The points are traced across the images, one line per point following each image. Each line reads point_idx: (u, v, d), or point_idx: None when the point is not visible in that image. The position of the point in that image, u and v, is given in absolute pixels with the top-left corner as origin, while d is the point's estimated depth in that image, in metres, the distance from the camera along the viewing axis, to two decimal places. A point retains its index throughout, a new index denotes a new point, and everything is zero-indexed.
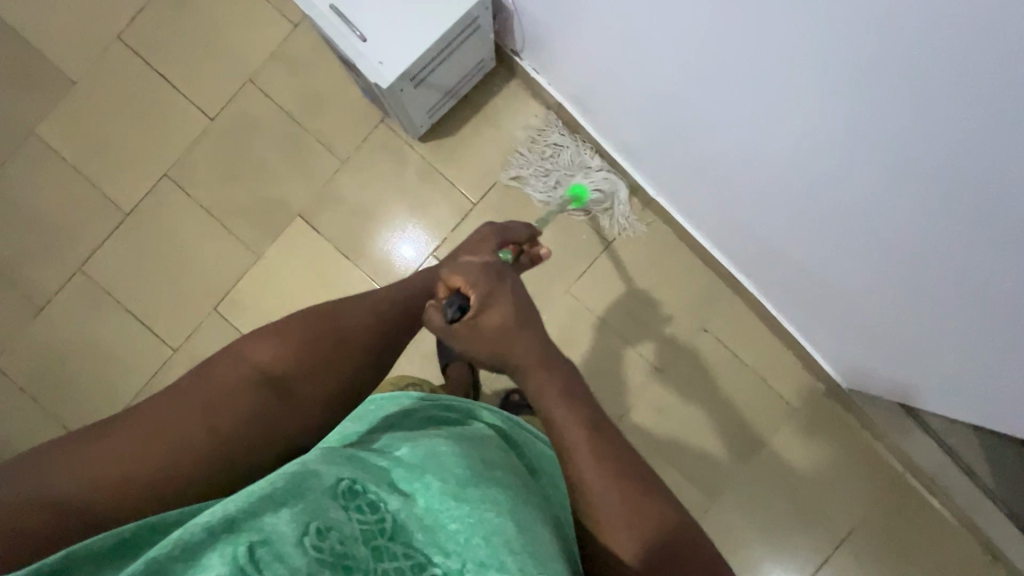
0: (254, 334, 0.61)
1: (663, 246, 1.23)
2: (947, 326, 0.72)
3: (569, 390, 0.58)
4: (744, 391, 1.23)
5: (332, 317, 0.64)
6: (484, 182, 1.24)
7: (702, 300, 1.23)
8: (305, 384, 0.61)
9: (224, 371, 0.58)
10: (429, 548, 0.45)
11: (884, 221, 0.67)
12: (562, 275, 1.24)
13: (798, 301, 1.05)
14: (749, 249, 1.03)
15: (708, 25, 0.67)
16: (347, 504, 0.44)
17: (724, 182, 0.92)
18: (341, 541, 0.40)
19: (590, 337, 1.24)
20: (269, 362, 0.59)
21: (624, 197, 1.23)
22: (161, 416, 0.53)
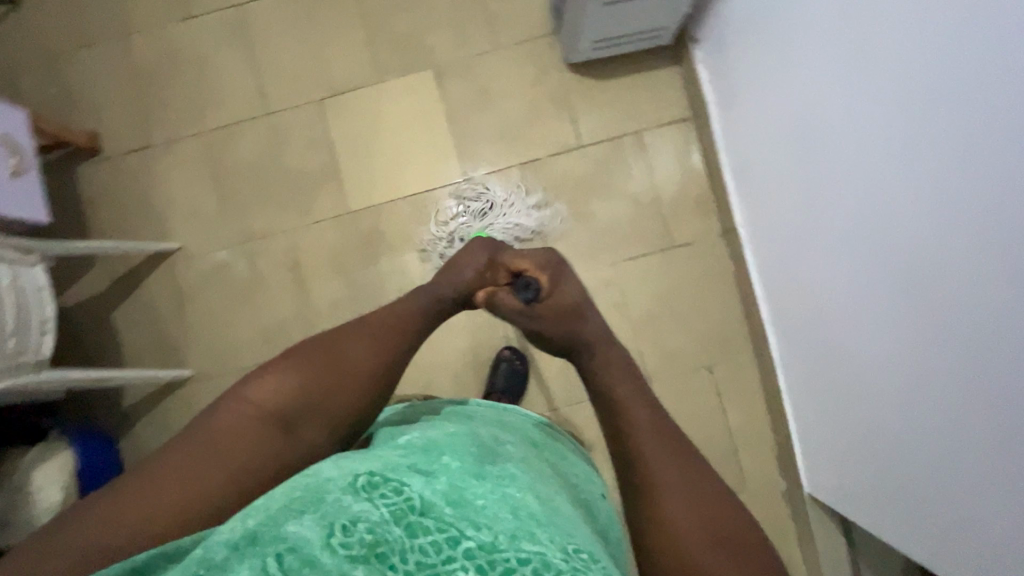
0: (255, 375, 0.65)
1: (717, 279, 1.24)
2: (924, 476, 0.76)
3: (622, 368, 0.70)
4: (710, 444, 1.22)
5: (326, 355, 0.67)
6: (599, 134, 1.28)
7: (721, 342, 1.23)
8: (308, 427, 0.63)
9: (226, 416, 0.62)
10: (461, 523, 0.50)
11: (920, 357, 0.72)
12: (614, 248, 1.26)
13: (806, 379, 1.05)
14: (805, 347, 1.04)
15: (860, 44, 0.73)
16: (369, 496, 0.50)
17: (801, 233, 0.96)
18: (368, 531, 0.46)
19: (607, 317, 1.25)
20: (269, 398, 0.63)
21: (709, 216, 1.25)
22: (175, 466, 0.57)
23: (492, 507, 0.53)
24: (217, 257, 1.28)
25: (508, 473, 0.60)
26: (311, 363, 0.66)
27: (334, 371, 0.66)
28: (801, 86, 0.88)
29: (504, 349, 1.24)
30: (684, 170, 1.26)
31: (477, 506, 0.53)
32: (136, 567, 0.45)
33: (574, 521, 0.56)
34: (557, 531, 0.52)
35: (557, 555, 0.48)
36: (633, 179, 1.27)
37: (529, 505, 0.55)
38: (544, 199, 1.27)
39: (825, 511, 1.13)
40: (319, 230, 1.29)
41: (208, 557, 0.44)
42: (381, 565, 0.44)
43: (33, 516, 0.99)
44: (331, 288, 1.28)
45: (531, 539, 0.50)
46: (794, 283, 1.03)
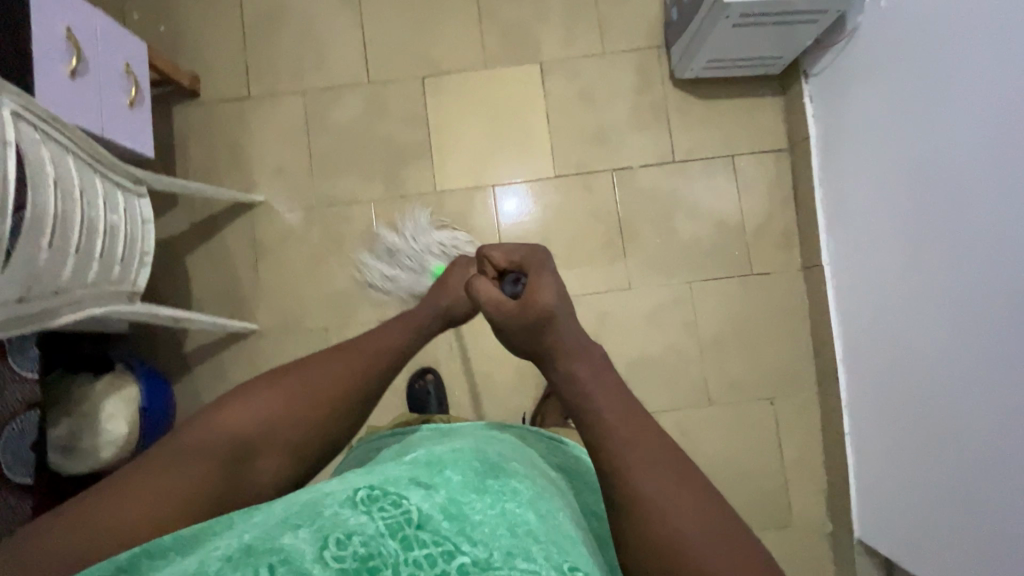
0: (228, 397, 0.64)
1: (792, 313, 1.24)
2: (1000, 499, 0.81)
3: (607, 381, 0.54)
4: (762, 475, 1.21)
5: (297, 376, 0.66)
6: (693, 152, 1.28)
7: (787, 376, 1.23)
8: (265, 457, 0.63)
9: (196, 432, 0.60)
10: (457, 537, 0.51)
11: (1007, 382, 0.79)
12: (694, 267, 1.26)
13: (875, 416, 1.09)
14: (870, 392, 1.09)
15: (971, 98, 0.81)
16: (366, 509, 0.51)
17: (894, 272, 1.01)
18: (363, 544, 0.47)
19: (676, 334, 1.25)
20: (240, 420, 0.62)
21: (792, 249, 1.25)
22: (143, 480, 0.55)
23: (489, 525, 0.54)
24: (297, 216, 1.28)
25: (510, 488, 0.60)
26: (285, 391, 0.65)
27: (310, 399, 0.65)
28: (910, 131, 0.94)
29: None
30: (772, 200, 1.27)
31: (475, 521, 0.54)
32: (128, 564, 0.44)
33: (570, 536, 0.57)
34: (552, 546, 0.53)
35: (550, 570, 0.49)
36: (720, 201, 1.27)
37: (528, 523, 0.56)
38: (630, 208, 1.27)
39: (871, 558, 1.14)
40: (402, 205, 1.29)
41: (202, 568, 0.43)
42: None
43: (96, 446, 0.98)
44: None
45: (526, 556, 0.51)
46: (878, 322, 1.06)
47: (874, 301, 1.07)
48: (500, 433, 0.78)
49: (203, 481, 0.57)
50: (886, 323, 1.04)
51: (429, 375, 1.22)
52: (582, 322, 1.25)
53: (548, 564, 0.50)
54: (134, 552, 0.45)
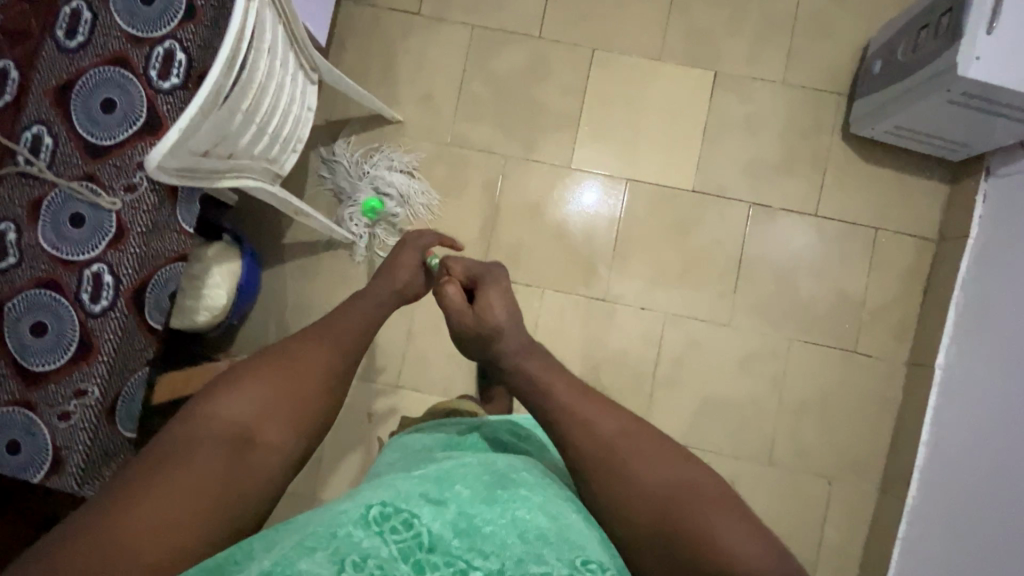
0: (207, 390, 0.58)
1: (880, 404, 1.20)
2: None
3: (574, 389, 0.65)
4: (796, 547, 1.19)
5: (280, 358, 0.62)
6: (839, 213, 1.22)
7: (854, 462, 1.20)
8: (273, 429, 0.57)
9: (184, 428, 0.54)
10: (469, 553, 0.50)
11: None
12: (800, 324, 1.22)
13: (942, 534, 1.05)
14: (951, 503, 1.04)
15: None
16: (379, 530, 0.50)
17: (1018, 402, 0.95)
18: (379, 567, 0.47)
19: (759, 386, 1.22)
20: (234, 410, 0.56)
21: (904, 340, 1.21)
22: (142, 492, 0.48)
23: (500, 535, 0.52)
24: (427, 147, 1.26)
25: (521, 496, 0.57)
26: (266, 378, 0.60)
27: (288, 390, 0.60)
28: None
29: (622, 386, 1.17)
30: (901, 287, 1.21)
31: (484, 533, 0.52)
32: None
33: (584, 528, 0.56)
34: (564, 547, 0.52)
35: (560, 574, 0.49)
36: (849, 270, 1.22)
37: (540, 528, 0.54)
38: (756, 248, 1.22)
39: None
40: (532, 169, 1.25)
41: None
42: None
43: (196, 307, 0.99)
44: (517, 227, 1.24)
45: (538, 561, 0.50)
46: (980, 445, 1.01)
47: (984, 418, 1.02)
48: (512, 427, 0.76)
49: (217, 479, 0.51)
50: (987, 445, 1.00)
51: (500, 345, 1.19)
52: (669, 342, 1.23)
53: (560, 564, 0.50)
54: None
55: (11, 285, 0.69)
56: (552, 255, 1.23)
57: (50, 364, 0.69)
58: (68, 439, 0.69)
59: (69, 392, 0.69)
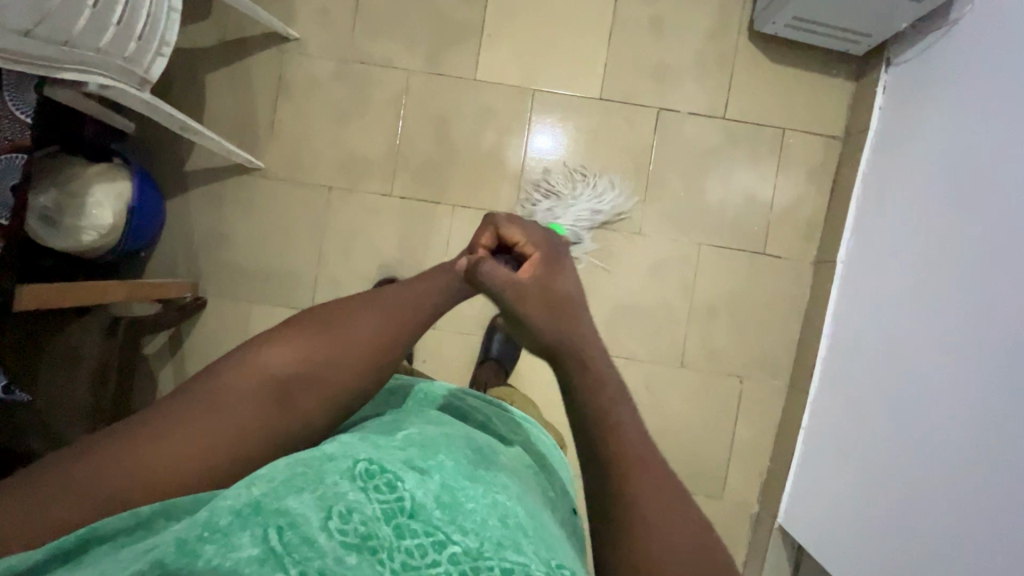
0: (269, 341, 0.62)
1: (788, 303, 1.23)
2: (936, 520, 0.83)
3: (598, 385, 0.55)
4: (708, 445, 1.24)
5: (339, 323, 0.64)
6: (747, 114, 1.22)
7: (763, 361, 1.23)
8: (309, 394, 0.60)
9: (233, 374, 0.58)
10: (449, 526, 0.49)
11: (992, 420, 0.77)
12: (709, 230, 1.23)
13: (838, 415, 1.09)
14: (847, 385, 1.08)
15: None
16: (364, 486, 0.50)
17: (909, 282, 0.97)
18: (362, 524, 0.46)
19: (671, 291, 1.23)
20: (277, 366, 0.60)
21: (810, 240, 1.23)
22: (168, 425, 0.54)
23: (481, 513, 0.51)
24: (327, 66, 1.22)
25: (502, 483, 0.58)
26: (323, 338, 0.62)
27: (339, 354, 0.62)
28: (985, 138, 0.86)
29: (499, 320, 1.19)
30: (809, 188, 1.22)
31: (466, 509, 0.52)
32: (136, 521, 0.47)
33: (557, 536, 0.54)
34: (541, 544, 0.51)
35: (539, 569, 0.46)
36: (758, 173, 1.22)
37: (518, 515, 0.53)
38: (664, 154, 1.23)
39: (783, 546, 1.18)
40: (437, 84, 1.22)
41: (213, 522, 0.45)
42: (371, 558, 0.44)
43: (78, 227, 0.97)
44: (426, 143, 1.22)
45: (518, 550, 0.48)
46: (875, 326, 1.04)
47: (879, 304, 1.04)
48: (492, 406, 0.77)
49: (233, 430, 0.55)
50: (879, 324, 1.03)
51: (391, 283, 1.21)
52: (583, 253, 1.23)
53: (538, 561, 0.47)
54: (148, 511, 0.47)
55: None
56: (462, 172, 1.22)
57: None
58: None
59: None
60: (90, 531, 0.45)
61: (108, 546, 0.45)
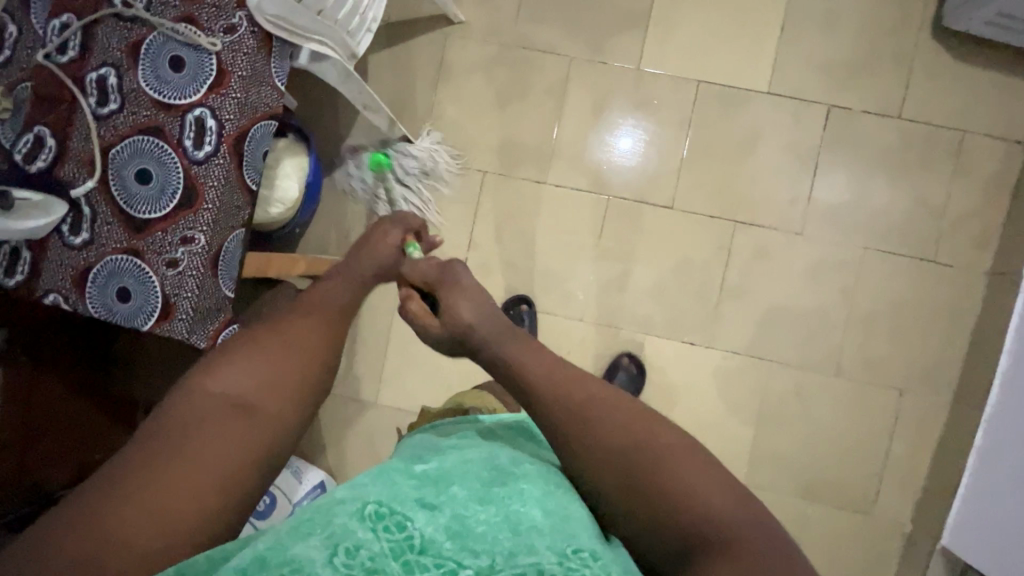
0: (215, 365, 0.59)
1: (957, 315, 1.17)
2: None
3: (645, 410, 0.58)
4: (860, 456, 1.18)
5: (283, 337, 0.63)
6: (923, 115, 1.16)
7: (926, 373, 1.17)
8: (269, 401, 0.58)
9: (185, 402, 0.55)
10: (460, 554, 0.47)
11: None
12: (874, 232, 1.17)
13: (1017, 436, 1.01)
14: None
15: None
16: (372, 526, 0.48)
17: None
18: (369, 559, 0.45)
19: (829, 295, 1.18)
20: (232, 389, 0.57)
21: (986, 250, 1.16)
22: (146, 468, 0.50)
23: (492, 532, 0.50)
24: (486, 50, 1.21)
25: (518, 489, 0.54)
26: (267, 352, 0.61)
27: (292, 359, 0.61)
28: None
29: (624, 357, 1.19)
30: (986, 194, 1.16)
31: (479, 532, 0.50)
32: None
33: (585, 521, 0.53)
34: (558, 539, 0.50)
35: (551, 562, 0.47)
36: (931, 177, 1.16)
37: (535, 522, 0.51)
38: (831, 151, 1.17)
39: (943, 571, 1.11)
40: (598, 72, 1.20)
41: None
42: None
43: (268, 200, 0.98)
44: (582, 132, 1.20)
45: (529, 553, 0.48)
46: None
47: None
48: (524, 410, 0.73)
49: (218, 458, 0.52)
50: None
51: (524, 305, 1.20)
52: (737, 250, 1.19)
53: (549, 553, 0.48)
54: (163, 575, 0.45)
55: (112, 132, 0.63)
56: (619, 161, 1.20)
57: (154, 214, 0.64)
58: (175, 284, 0.64)
59: (175, 240, 0.64)
60: None
61: None
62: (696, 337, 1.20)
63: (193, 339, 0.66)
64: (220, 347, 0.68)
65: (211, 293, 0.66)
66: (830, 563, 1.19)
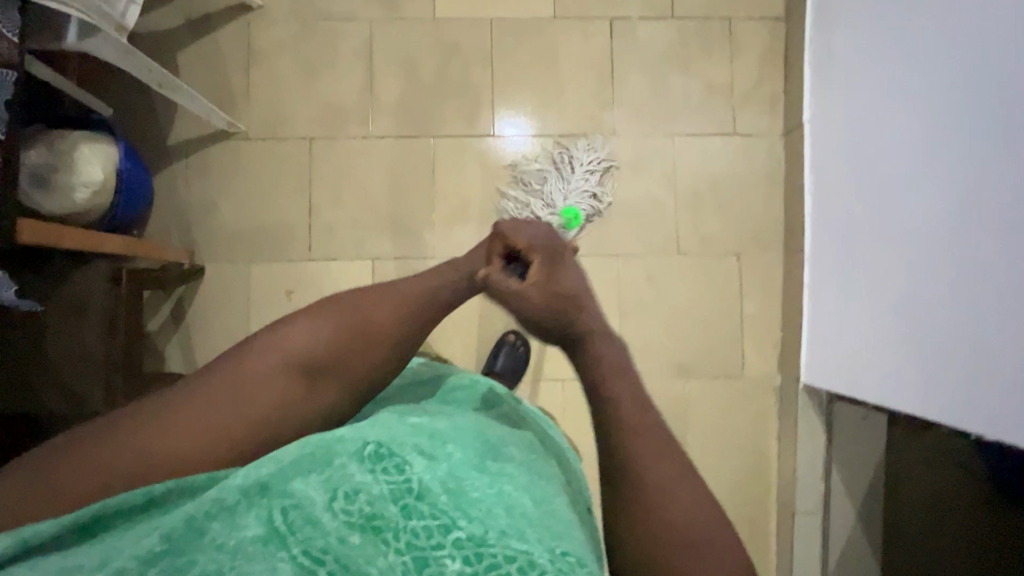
0: (299, 320, 0.68)
1: (768, 177, 1.27)
2: (943, 321, 0.84)
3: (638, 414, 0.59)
4: (719, 324, 1.25)
5: (360, 323, 0.69)
6: (692, 11, 1.29)
7: (755, 234, 1.26)
8: (325, 389, 0.67)
9: (259, 356, 0.65)
10: (455, 512, 0.56)
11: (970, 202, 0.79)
12: (680, 120, 1.28)
13: (835, 260, 1.11)
14: (836, 230, 1.11)
15: None
16: (373, 467, 0.58)
17: (869, 113, 1.01)
18: (368, 503, 0.54)
19: (655, 183, 1.27)
20: (298, 347, 0.66)
21: (777, 115, 1.28)
22: (192, 410, 0.61)
23: (485, 503, 0.59)
24: (290, 28, 1.27)
25: (507, 472, 0.67)
26: (330, 316, 0.69)
27: (358, 344, 0.69)
28: None
29: (510, 333, 1.23)
30: (763, 67, 1.29)
31: (473, 497, 0.59)
32: (139, 501, 0.52)
33: (566, 523, 0.62)
34: (543, 533, 0.58)
35: (542, 554, 0.54)
36: (714, 62, 1.29)
37: (524, 508, 0.61)
38: (623, 57, 1.28)
39: (812, 405, 1.17)
40: (398, 28, 1.28)
41: (220, 500, 0.51)
42: (376, 537, 0.52)
43: (71, 185, 0.97)
44: (397, 85, 1.27)
45: (521, 538, 0.55)
46: (847, 166, 1.08)
47: (850, 153, 1.07)
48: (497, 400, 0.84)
49: (258, 411, 0.63)
50: (850, 163, 1.07)
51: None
52: (563, 160, 1.27)
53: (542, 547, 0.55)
54: (155, 490, 0.53)
55: None
56: (437, 104, 1.27)
57: None
58: None
59: None
60: (102, 507, 0.51)
61: (114, 524, 0.52)
62: None
63: None
64: None
65: None
66: (717, 431, 1.24)
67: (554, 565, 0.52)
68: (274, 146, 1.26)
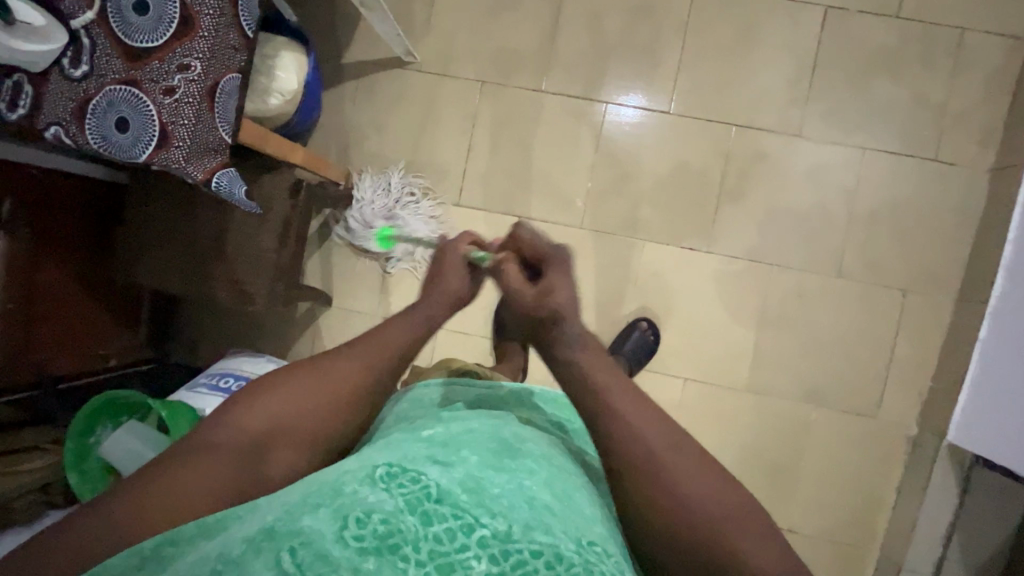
0: (245, 395, 0.57)
1: (959, 214, 1.15)
2: None
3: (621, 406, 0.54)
4: (863, 360, 1.17)
5: (316, 373, 0.59)
6: (922, 12, 1.15)
7: (929, 275, 1.16)
8: (284, 452, 0.55)
9: (208, 437, 0.53)
10: (476, 510, 0.46)
11: None
12: (875, 133, 1.17)
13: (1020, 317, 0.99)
14: None
15: None
16: (387, 485, 0.47)
17: None
18: (383, 521, 0.43)
19: (831, 197, 1.18)
20: (252, 424, 0.55)
21: (988, 147, 1.15)
22: (153, 493, 0.48)
23: (507, 498, 0.49)
24: None
25: (528, 466, 0.55)
26: (286, 387, 0.58)
27: (312, 408, 0.57)
28: None
29: (642, 321, 1.19)
30: (986, 90, 1.15)
31: (494, 495, 0.49)
32: (143, 558, 0.43)
33: (589, 511, 0.52)
34: (569, 526, 0.48)
35: (568, 548, 0.45)
36: (929, 75, 1.16)
37: (546, 502, 0.51)
38: (829, 53, 1.17)
39: (951, 466, 1.10)
40: None
41: (227, 554, 0.41)
42: (393, 557, 0.41)
43: (267, 90, 0.99)
44: (579, 40, 1.21)
45: (545, 530, 0.47)
46: None
47: None
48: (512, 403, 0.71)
49: (222, 491, 0.51)
50: None
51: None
52: (738, 152, 1.19)
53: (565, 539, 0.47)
54: (150, 543, 0.44)
55: None
56: (617, 68, 1.21)
57: (151, 43, 0.65)
58: (173, 110, 0.66)
59: (172, 68, 0.66)
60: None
61: None
62: (695, 241, 1.20)
63: (189, 169, 0.69)
64: (216, 183, 0.71)
65: (206, 121, 0.69)
66: (832, 468, 1.18)
67: (580, 556, 0.45)
68: (442, 83, 1.24)
